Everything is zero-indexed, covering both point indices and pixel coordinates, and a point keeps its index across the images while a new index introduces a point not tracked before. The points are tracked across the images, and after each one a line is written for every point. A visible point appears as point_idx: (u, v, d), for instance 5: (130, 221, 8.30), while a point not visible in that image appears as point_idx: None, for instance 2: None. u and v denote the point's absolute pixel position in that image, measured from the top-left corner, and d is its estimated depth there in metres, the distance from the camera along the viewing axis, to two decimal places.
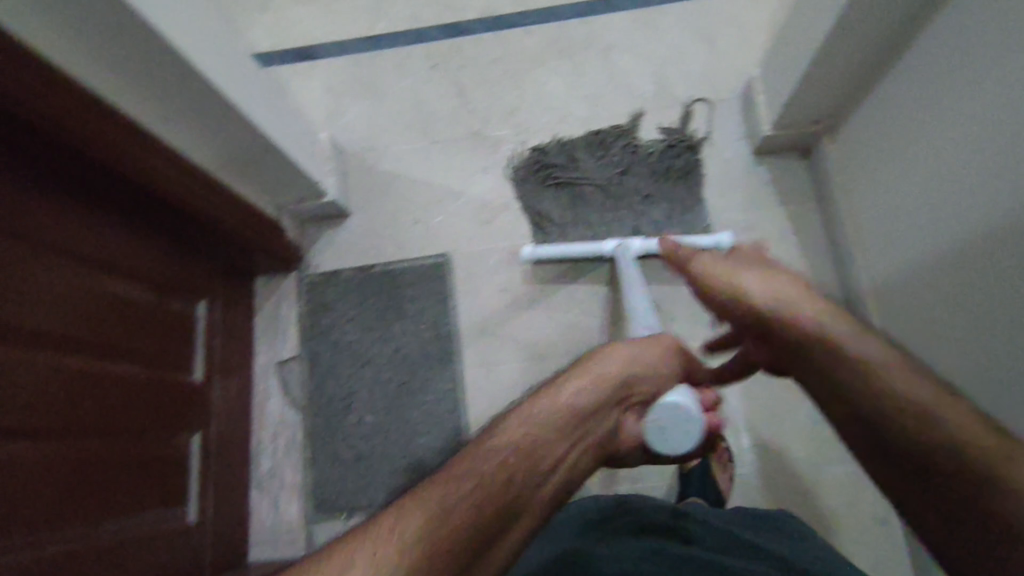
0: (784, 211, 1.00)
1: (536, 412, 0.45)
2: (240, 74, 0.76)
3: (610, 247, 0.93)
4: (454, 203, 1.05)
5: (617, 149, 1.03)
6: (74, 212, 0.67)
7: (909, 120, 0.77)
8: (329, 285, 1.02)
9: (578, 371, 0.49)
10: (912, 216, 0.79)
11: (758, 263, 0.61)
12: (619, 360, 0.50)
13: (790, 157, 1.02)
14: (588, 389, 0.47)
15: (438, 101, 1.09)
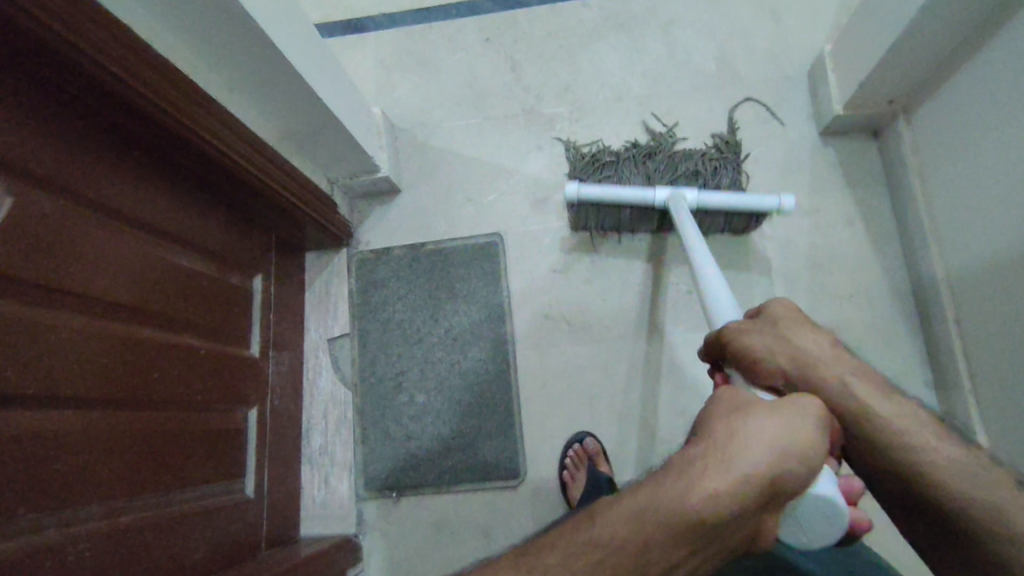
0: (851, 195, 0.96)
1: (658, 495, 0.41)
2: (301, 41, 0.74)
3: (661, 197, 0.84)
4: (508, 181, 1.02)
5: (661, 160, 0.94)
6: (145, 181, 0.66)
7: (999, 100, 0.73)
8: (379, 263, 1.01)
9: (711, 457, 0.41)
10: (1000, 201, 0.75)
11: (795, 327, 0.54)
12: (767, 440, 0.41)
13: (859, 138, 0.98)
14: (721, 489, 0.39)
15: (491, 76, 1.07)
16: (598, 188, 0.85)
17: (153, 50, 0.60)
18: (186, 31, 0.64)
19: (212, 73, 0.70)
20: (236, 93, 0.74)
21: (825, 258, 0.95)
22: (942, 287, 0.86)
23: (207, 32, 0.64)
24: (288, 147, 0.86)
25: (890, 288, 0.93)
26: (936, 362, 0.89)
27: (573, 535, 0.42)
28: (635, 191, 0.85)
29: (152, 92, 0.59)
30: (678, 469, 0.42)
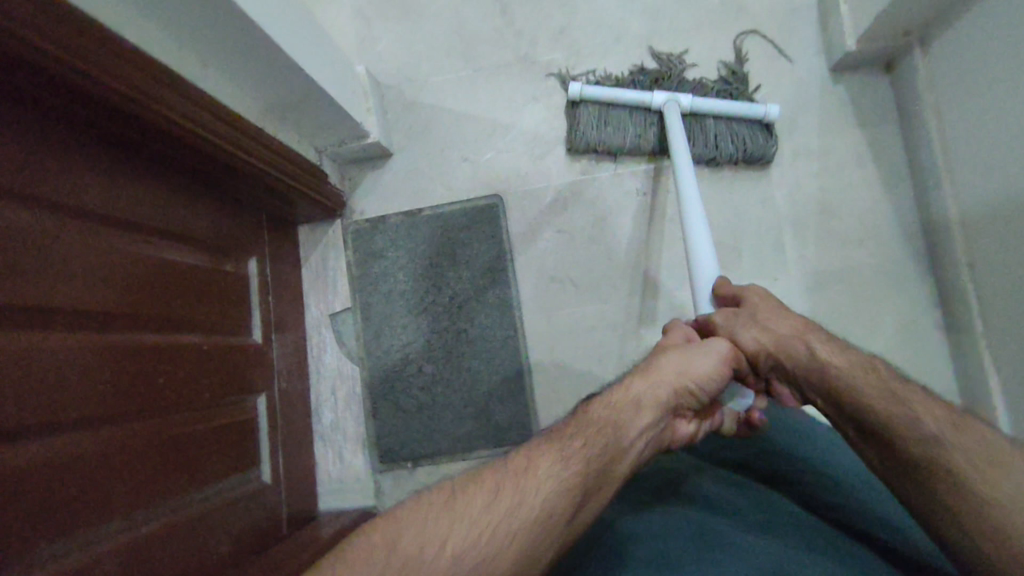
0: (862, 134, 0.92)
1: (610, 406, 0.56)
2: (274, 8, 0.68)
3: (660, 100, 0.89)
4: (505, 137, 0.97)
5: (668, 84, 0.93)
6: (129, 177, 0.62)
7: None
8: (375, 233, 0.97)
9: (644, 375, 0.60)
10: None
11: (774, 315, 0.64)
12: (676, 366, 0.60)
13: (871, 73, 0.93)
14: (646, 392, 0.58)
15: (480, 22, 0.99)
16: (602, 88, 0.91)
17: (118, 36, 0.55)
18: (152, 9, 0.58)
19: (184, 53, 0.64)
20: (212, 71, 0.69)
21: (835, 203, 0.93)
22: (957, 230, 0.84)
23: (176, 11, 0.58)
24: (272, 122, 0.81)
25: (902, 231, 0.91)
26: (948, 304, 0.88)
27: (546, 456, 0.50)
28: (636, 95, 0.90)
29: (121, 85, 0.54)
30: (612, 401, 0.57)
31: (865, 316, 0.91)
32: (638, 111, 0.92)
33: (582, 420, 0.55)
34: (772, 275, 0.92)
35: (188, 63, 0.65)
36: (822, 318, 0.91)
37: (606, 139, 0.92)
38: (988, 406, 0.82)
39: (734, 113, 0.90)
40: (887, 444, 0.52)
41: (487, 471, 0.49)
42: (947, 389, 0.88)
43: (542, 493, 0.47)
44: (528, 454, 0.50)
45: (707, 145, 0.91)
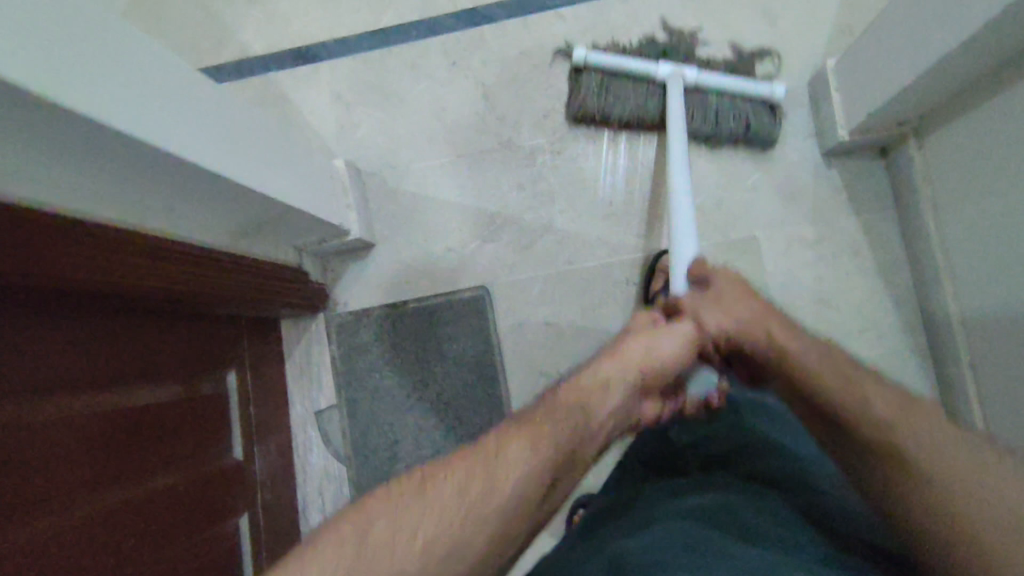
0: (857, 221, 0.90)
1: (577, 386, 0.59)
2: (254, 150, 0.66)
3: (665, 72, 0.88)
4: (490, 226, 0.95)
5: (675, 57, 0.91)
6: (97, 334, 0.60)
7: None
8: (360, 327, 0.95)
9: (610, 355, 0.62)
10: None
11: (735, 301, 0.65)
12: (641, 348, 0.63)
13: (865, 156, 0.90)
14: (613, 371, 0.60)
15: (461, 107, 0.97)
16: (610, 55, 0.90)
17: (66, 218, 0.53)
18: (120, 184, 0.55)
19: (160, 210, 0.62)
20: (188, 216, 0.66)
21: (831, 293, 0.90)
22: (957, 328, 0.81)
23: (139, 180, 0.56)
24: (252, 241, 0.79)
25: (899, 321, 0.88)
26: (949, 399, 0.85)
27: (516, 447, 0.50)
28: (642, 63, 0.89)
29: (61, 265, 0.52)
30: (582, 381, 0.59)
31: None
32: (641, 80, 0.90)
33: (548, 403, 0.56)
34: None
35: (156, 216, 0.62)
36: None
37: (605, 107, 0.90)
38: None
39: (739, 91, 0.88)
40: (847, 429, 0.53)
41: (452, 454, 0.50)
42: None
43: (511, 480, 0.47)
44: (493, 439, 0.51)
45: (708, 122, 0.89)
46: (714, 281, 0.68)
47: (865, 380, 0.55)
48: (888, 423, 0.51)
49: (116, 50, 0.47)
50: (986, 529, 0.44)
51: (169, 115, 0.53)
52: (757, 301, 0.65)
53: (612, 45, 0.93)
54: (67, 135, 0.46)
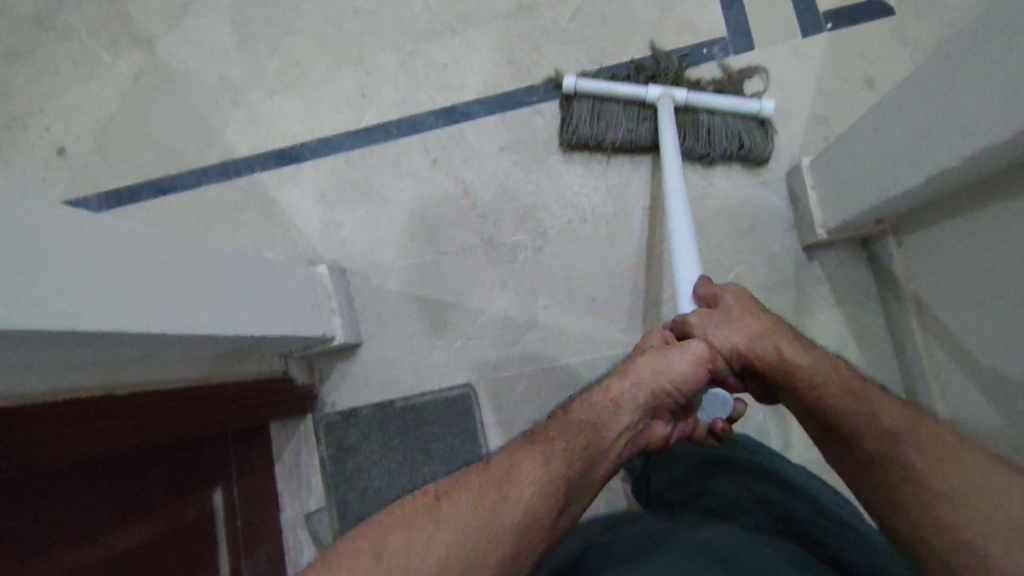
0: (841, 313, 0.89)
1: (588, 407, 0.56)
2: (228, 291, 0.67)
3: (654, 94, 0.89)
4: (473, 323, 0.95)
5: (663, 78, 0.93)
6: (81, 484, 0.59)
7: (1015, 270, 0.64)
8: (348, 426, 0.95)
9: (622, 373, 0.60)
10: (1009, 375, 0.67)
11: (746, 313, 0.65)
12: (655, 364, 0.60)
13: (847, 247, 0.90)
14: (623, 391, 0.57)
15: (442, 204, 0.98)
16: (599, 82, 0.91)
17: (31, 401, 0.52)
18: (87, 352, 0.55)
19: (125, 367, 0.62)
20: (156, 360, 0.66)
21: None
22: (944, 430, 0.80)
23: (107, 347, 0.56)
24: (230, 362, 0.79)
25: None
26: None
27: (525, 463, 0.50)
28: (632, 88, 0.90)
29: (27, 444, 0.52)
30: (594, 402, 0.57)
31: None
32: (630, 103, 0.92)
33: (561, 421, 0.56)
34: None
35: (124, 369, 0.62)
36: None
37: (598, 133, 0.92)
38: None
39: (728, 108, 0.90)
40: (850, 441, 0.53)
41: (472, 470, 0.50)
42: None
43: (527, 500, 0.47)
44: (510, 454, 0.52)
45: (699, 141, 0.90)
46: (722, 301, 0.66)
47: (870, 392, 0.56)
48: (889, 439, 0.51)
49: (89, 250, 0.48)
50: (973, 540, 0.44)
51: (144, 289, 0.54)
52: (767, 317, 0.64)
53: (597, 75, 0.94)
54: (8, 340, 0.44)
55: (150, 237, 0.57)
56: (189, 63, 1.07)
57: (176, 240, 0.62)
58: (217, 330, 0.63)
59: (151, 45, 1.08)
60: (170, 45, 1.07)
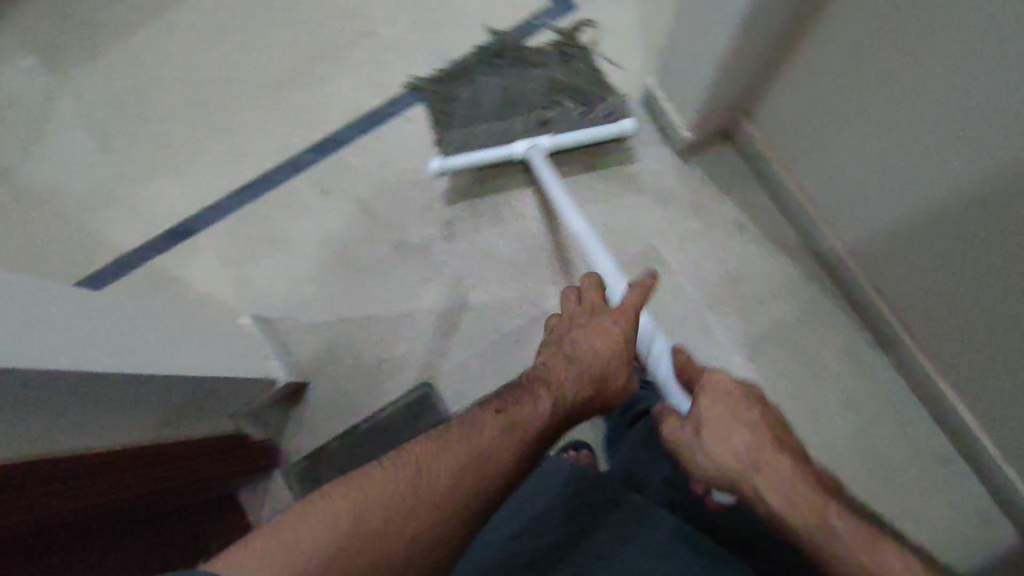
0: (731, 200, 0.97)
1: (539, 374, 0.61)
2: (143, 338, 0.67)
3: (521, 149, 0.93)
4: (411, 325, 0.96)
5: (509, 67, 1.00)
6: (41, 564, 0.53)
7: (856, 86, 0.73)
8: (321, 467, 0.92)
9: (562, 351, 0.64)
10: (883, 174, 0.76)
11: (731, 415, 0.55)
12: (585, 339, 0.65)
13: (715, 144, 0.99)
14: (558, 372, 0.61)
15: (345, 226, 0.99)
16: (461, 155, 0.93)
17: None
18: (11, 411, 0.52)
19: (60, 431, 0.58)
20: (93, 423, 0.62)
21: (737, 270, 0.94)
22: (852, 262, 0.88)
23: (24, 404, 0.53)
24: (177, 422, 0.76)
25: (803, 274, 0.94)
26: (872, 324, 0.90)
27: (492, 424, 0.52)
28: (499, 149, 0.93)
29: None
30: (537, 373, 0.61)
31: (811, 364, 0.91)
32: (482, 101, 0.97)
33: (529, 417, 0.54)
34: (711, 357, 0.92)
35: (61, 433, 0.58)
36: (776, 381, 0.91)
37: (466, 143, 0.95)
38: (949, 406, 0.84)
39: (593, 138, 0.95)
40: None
41: (450, 447, 0.49)
42: (909, 403, 0.89)
43: (472, 513, 0.47)
44: (483, 441, 0.51)
45: (554, 111, 0.94)
46: (713, 386, 0.57)
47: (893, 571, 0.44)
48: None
49: None
50: None
51: (38, 334, 0.53)
52: (757, 407, 0.55)
53: (448, 83, 1.00)
54: None
55: (6, 277, 0.54)
56: (53, 180, 1.05)
57: (70, 292, 0.61)
58: (97, 367, 0.58)
59: (7, 176, 1.05)
60: (28, 170, 1.06)
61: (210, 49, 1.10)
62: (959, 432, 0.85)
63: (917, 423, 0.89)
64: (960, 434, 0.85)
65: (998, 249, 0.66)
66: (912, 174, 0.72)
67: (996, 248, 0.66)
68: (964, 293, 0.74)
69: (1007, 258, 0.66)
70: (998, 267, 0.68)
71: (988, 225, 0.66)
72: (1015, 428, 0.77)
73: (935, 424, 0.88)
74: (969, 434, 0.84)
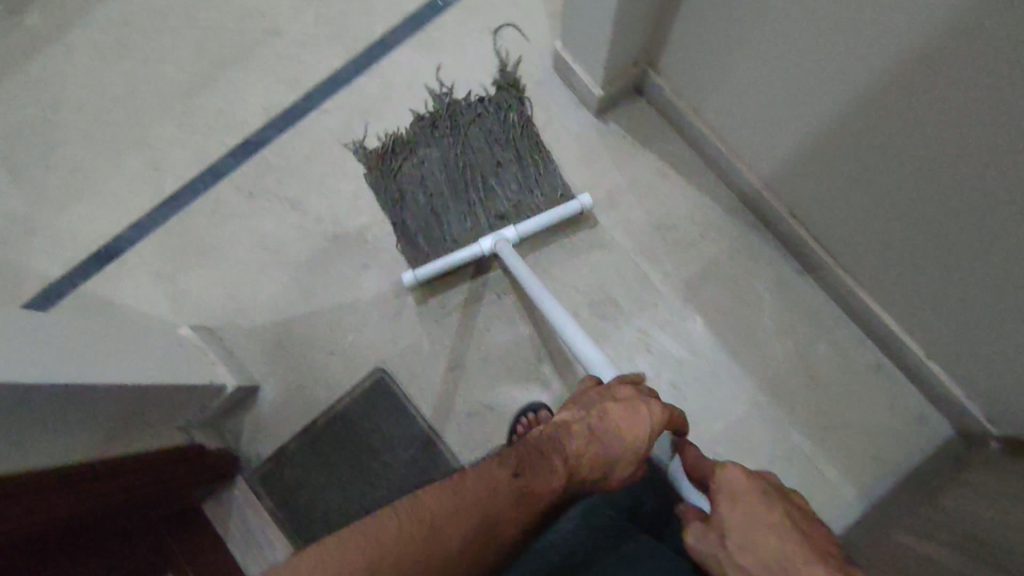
0: (651, 152, 1.00)
1: (547, 439, 0.50)
2: (71, 353, 0.65)
3: (488, 245, 0.88)
4: (356, 313, 0.96)
5: (447, 127, 0.93)
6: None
7: (744, 21, 0.77)
8: (283, 467, 0.92)
9: (583, 419, 0.55)
10: (782, 102, 0.80)
11: (756, 512, 0.47)
12: (615, 423, 0.55)
13: (628, 100, 1.02)
14: (570, 443, 0.51)
15: (276, 225, 0.99)
16: (433, 265, 0.88)
17: None
18: None
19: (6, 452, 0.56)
20: (37, 443, 0.61)
21: (664, 217, 0.98)
22: (767, 193, 0.92)
23: None
24: (128, 436, 0.74)
25: (726, 213, 0.98)
26: (795, 250, 0.95)
27: (505, 475, 0.45)
28: (467, 250, 0.88)
29: None
30: (544, 438, 0.50)
31: (745, 296, 0.95)
32: (435, 191, 0.90)
33: (545, 484, 0.47)
34: (650, 302, 0.96)
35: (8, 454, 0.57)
36: (714, 317, 0.95)
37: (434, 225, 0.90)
38: (873, 315, 0.90)
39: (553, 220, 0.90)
40: None
41: (467, 501, 0.41)
42: (838, 320, 0.94)
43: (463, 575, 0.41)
44: (498, 503, 0.43)
45: (507, 202, 0.91)
46: (728, 480, 0.50)
47: None
48: None
49: None
50: None
51: None
52: (781, 510, 0.47)
53: (395, 155, 0.92)
54: None
55: None
56: None
57: None
58: (54, 381, 0.59)
59: None
60: None
61: (113, 66, 1.07)
62: (886, 338, 0.91)
63: (848, 337, 0.94)
64: (887, 340, 0.91)
65: (893, 152, 0.71)
66: (807, 95, 0.76)
67: (891, 151, 0.71)
68: (870, 202, 0.79)
69: (901, 161, 0.71)
70: (894, 170, 0.72)
71: (881, 130, 0.70)
72: (932, 323, 0.82)
73: (864, 335, 0.94)
74: (894, 338, 0.89)
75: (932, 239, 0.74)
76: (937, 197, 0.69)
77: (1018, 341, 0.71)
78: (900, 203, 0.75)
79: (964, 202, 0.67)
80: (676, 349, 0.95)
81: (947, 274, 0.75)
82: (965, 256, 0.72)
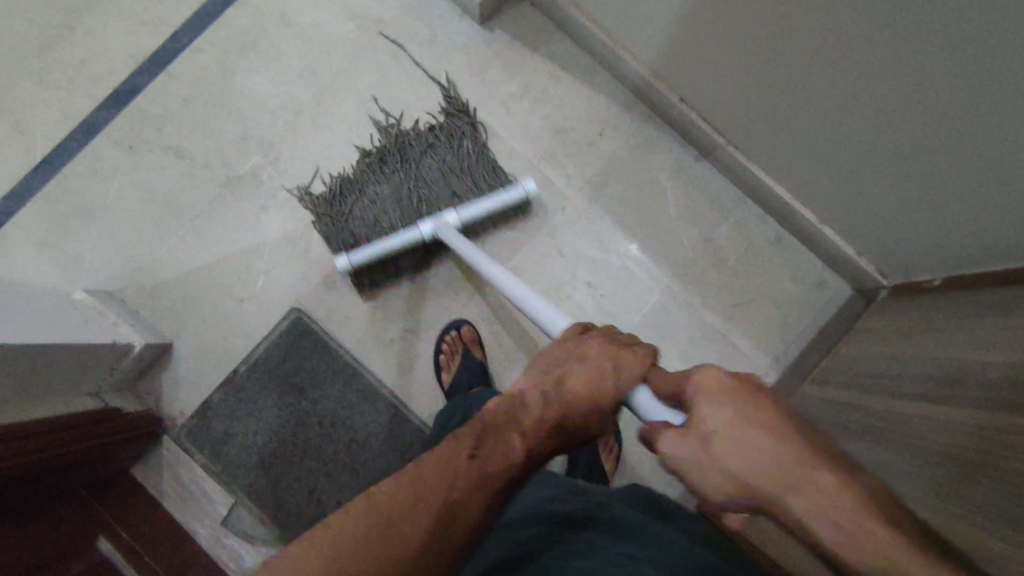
0: (540, 56, 0.99)
1: (506, 410, 0.46)
2: None
3: (428, 229, 0.84)
4: (262, 257, 0.93)
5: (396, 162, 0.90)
6: None
7: None
8: (209, 420, 0.90)
9: (548, 375, 0.48)
10: None
11: (742, 413, 0.36)
12: (582, 375, 0.47)
13: (511, 6, 1.00)
14: (525, 409, 0.46)
15: (163, 177, 0.94)
16: (367, 249, 0.83)
17: None
18: None
19: None
20: None
21: (561, 120, 0.98)
22: (655, 82, 0.93)
23: None
24: (23, 399, 0.71)
25: (621, 109, 0.98)
26: (690, 137, 0.97)
27: (462, 462, 0.43)
28: (405, 236, 0.84)
29: None
30: (503, 410, 0.46)
31: (647, 189, 0.97)
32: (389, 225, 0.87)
33: (506, 456, 0.44)
34: (557, 207, 0.96)
35: None
36: (620, 214, 0.96)
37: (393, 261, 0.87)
38: (766, 189, 0.93)
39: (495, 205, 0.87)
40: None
41: (422, 491, 0.41)
42: (737, 200, 0.97)
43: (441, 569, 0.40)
44: (454, 490, 0.42)
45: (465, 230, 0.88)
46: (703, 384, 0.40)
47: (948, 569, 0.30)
48: None
49: None
50: None
51: None
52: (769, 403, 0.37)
53: (344, 198, 0.89)
54: None
55: None
56: None
57: None
58: None
59: None
60: None
61: None
62: (781, 210, 0.94)
63: (748, 214, 0.97)
64: (783, 211, 0.94)
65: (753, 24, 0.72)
66: None
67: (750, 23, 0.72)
68: (743, 77, 0.80)
69: (761, 30, 0.71)
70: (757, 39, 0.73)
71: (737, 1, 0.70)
72: (816, 189, 0.86)
73: (762, 211, 0.97)
74: (789, 209, 0.93)
75: (802, 104, 0.75)
76: (799, 60, 0.70)
77: (889, 189, 0.75)
78: (769, 74, 0.76)
79: (821, 58, 0.68)
80: (587, 248, 0.96)
81: (820, 140, 0.78)
82: (831, 119, 0.74)
